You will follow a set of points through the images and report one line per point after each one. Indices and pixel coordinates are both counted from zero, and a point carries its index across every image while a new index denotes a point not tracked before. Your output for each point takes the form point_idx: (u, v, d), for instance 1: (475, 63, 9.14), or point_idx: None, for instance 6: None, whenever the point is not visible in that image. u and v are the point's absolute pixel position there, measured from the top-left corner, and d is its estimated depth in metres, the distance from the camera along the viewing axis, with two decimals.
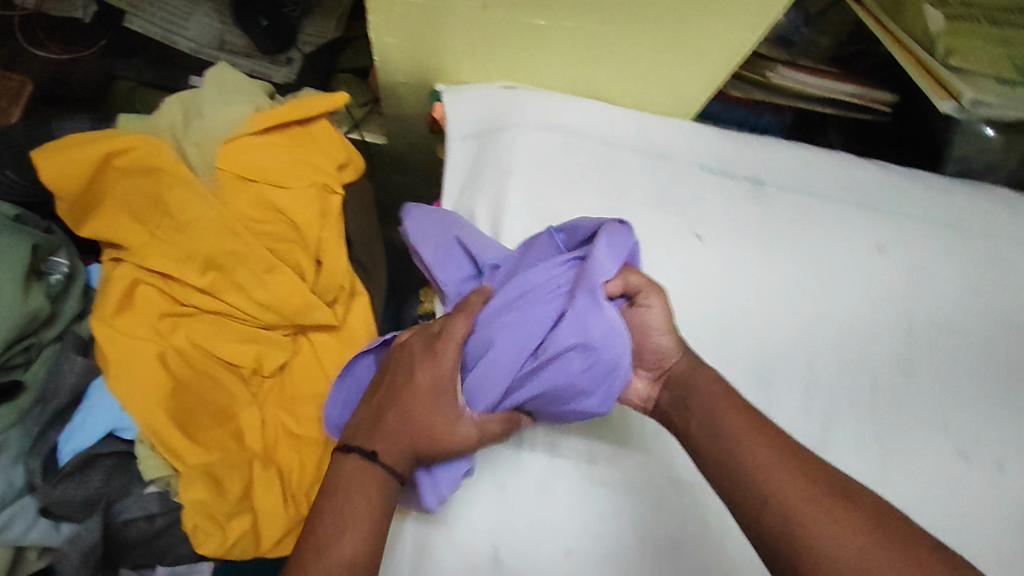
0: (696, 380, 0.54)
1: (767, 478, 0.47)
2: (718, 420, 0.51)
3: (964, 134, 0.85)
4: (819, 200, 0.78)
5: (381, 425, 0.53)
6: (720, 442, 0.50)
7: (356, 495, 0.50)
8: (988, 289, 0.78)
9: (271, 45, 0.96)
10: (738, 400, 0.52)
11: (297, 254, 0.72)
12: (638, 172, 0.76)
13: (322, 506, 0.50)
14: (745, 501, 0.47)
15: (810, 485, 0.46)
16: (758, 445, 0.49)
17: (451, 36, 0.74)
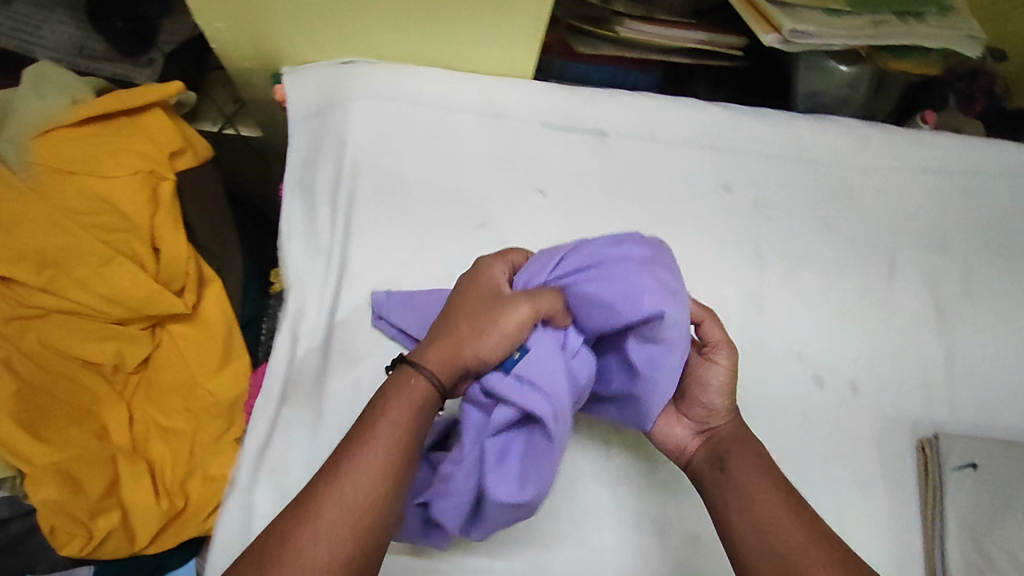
0: (738, 444, 0.60)
1: (794, 546, 0.53)
2: (748, 473, 0.57)
3: (808, 71, 0.86)
4: (666, 145, 0.79)
5: (432, 342, 0.55)
6: (742, 486, 0.57)
7: (399, 410, 0.51)
8: (838, 219, 0.80)
9: (130, 47, 0.93)
10: (767, 465, 0.58)
11: (132, 243, 0.72)
12: (479, 135, 0.76)
13: (369, 421, 0.51)
14: (749, 547, 0.54)
15: (820, 552, 0.53)
16: (767, 503, 0.55)
17: (275, 12, 0.72)
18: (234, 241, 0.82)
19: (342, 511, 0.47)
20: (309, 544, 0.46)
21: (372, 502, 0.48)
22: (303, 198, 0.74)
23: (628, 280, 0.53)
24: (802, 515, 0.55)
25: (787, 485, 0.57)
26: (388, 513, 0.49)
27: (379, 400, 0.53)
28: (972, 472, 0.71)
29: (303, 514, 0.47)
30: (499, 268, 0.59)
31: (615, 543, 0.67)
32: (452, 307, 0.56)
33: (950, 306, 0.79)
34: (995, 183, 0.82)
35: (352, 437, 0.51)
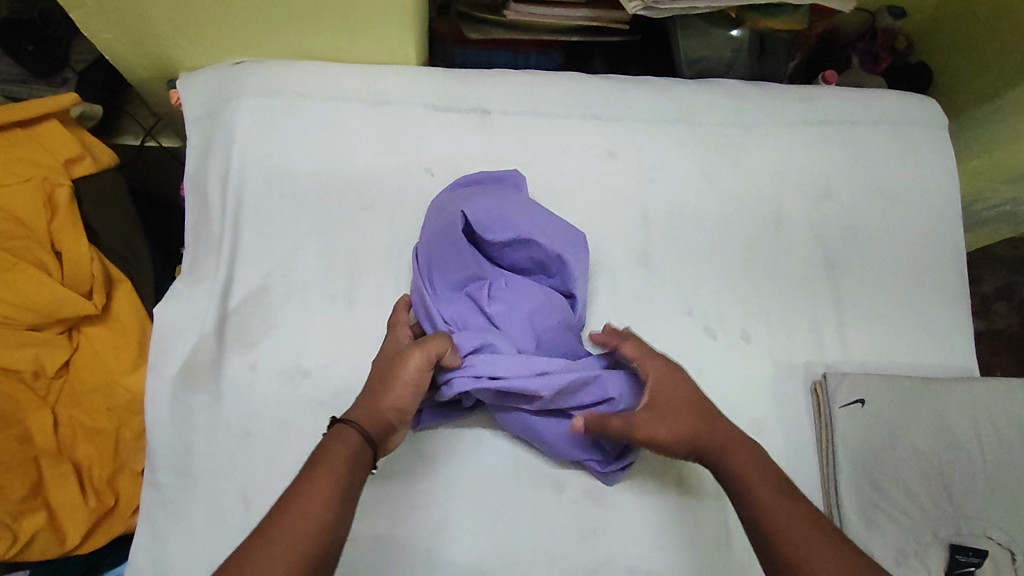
0: (718, 436, 0.59)
1: (784, 529, 0.51)
2: (739, 465, 0.57)
3: (685, 30, 0.91)
4: (547, 118, 0.83)
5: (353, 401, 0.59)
6: (745, 482, 0.56)
7: (338, 450, 0.53)
8: (720, 176, 0.83)
9: (41, 68, 0.96)
10: (762, 462, 0.57)
11: (34, 248, 0.77)
12: (364, 122, 0.80)
13: (312, 465, 0.52)
14: (763, 548, 0.52)
15: (818, 536, 0.50)
16: (770, 499, 0.53)
17: (156, 23, 0.74)
18: (141, 244, 0.86)
19: (300, 534, 0.46)
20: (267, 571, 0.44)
21: (328, 524, 0.48)
22: (199, 196, 0.78)
23: (508, 226, 0.69)
24: (796, 496, 0.54)
25: (781, 478, 0.56)
26: (338, 537, 0.48)
27: (316, 450, 0.53)
28: (860, 408, 0.74)
29: (261, 546, 0.45)
30: (402, 317, 0.67)
31: (512, 499, 0.69)
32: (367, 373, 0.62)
33: (836, 251, 0.83)
34: (870, 131, 0.87)
35: (298, 479, 0.50)
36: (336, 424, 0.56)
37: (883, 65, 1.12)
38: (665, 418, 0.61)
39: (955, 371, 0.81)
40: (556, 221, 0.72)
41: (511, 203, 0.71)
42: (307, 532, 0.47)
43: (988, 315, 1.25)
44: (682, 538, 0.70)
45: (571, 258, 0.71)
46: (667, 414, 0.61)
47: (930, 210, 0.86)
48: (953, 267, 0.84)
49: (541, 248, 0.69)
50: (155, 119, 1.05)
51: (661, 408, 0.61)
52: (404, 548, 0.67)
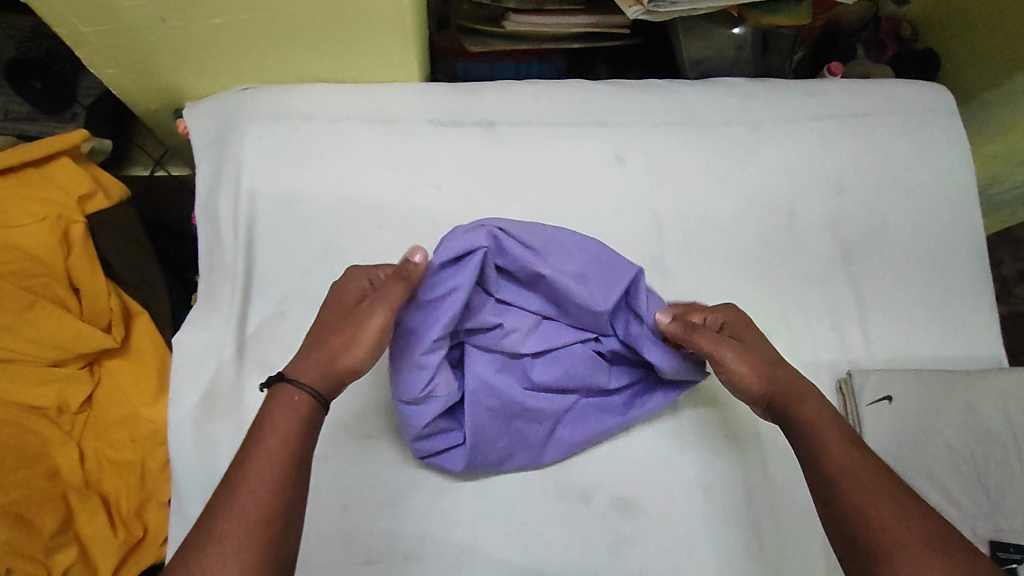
0: (793, 388, 0.61)
1: (849, 470, 0.53)
2: (810, 416, 0.58)
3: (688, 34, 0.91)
4: (553, 127, 0.82)
5: (307, 359, 0.57)
6: (811, 432, 0.57)
7: (284, 421, 0.52)
8: (731, 174, 0.82)
9: (50, 104, 0.98)
10: (832, 417, 0.58)
11: (52, 286, 0.78)
12: (370, 141, 0.80)
13: (252, 441, 0.51)
14: (825, 485, 0.53)
15: (885, 479, 0.52)
16: (835, 447, 0.55)
17: (160, 56, 0.75)
18: (158, 277, 0.87)
19: (249, 508, 0.47)
20: (224, 555, 0.45)
21: (274, 494, 0.48)
22: (210, 225, 0.79)
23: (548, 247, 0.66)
24: (863, 445, 0.55)
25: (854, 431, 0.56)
26: (292, 502, 0.49)
27: (260, 422, 0.52)
28: (888, 405, 0.73)
29: (213, 524, 0.46)
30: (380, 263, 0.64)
31: (537, 514, 0.68)
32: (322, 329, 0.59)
33: (853, 245, 0.82)
34: (880, 123, 0.86)
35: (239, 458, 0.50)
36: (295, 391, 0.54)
37: (889, 52, 1.11)
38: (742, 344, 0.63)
39: (982, 362, 0.79)
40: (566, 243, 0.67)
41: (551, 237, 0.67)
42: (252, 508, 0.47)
43: (1010, 298, 1.23)
44: (712, 546, 0.69)
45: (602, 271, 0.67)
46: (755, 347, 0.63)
47: (947, 199, 0.84)
48: (973, 255, 0.83)
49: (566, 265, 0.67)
50: (163, 148, 1.03)
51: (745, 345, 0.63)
52: (433, 568, 0.66)
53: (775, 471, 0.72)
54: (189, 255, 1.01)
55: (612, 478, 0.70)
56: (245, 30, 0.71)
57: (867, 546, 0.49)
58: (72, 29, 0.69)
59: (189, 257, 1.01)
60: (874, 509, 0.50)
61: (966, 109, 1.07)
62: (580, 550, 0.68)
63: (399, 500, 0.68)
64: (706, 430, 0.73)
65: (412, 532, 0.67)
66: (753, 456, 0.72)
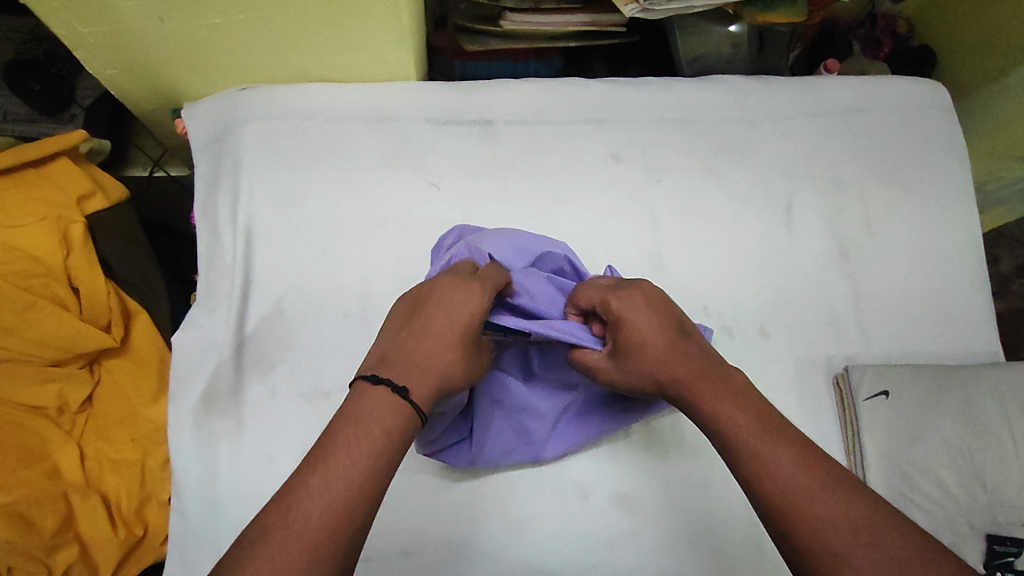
0: (688, 376, 0.56)
1: (768, 464, 0.48)
2: (717, 409, 0.53)
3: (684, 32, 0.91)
4: (549, 125, 0.83)
5: (420, 373, 0.53)
6: (719, 433, 0.52)
7: (377, 420, 0.48)
8: (727, 171, 0.83)
9: (49, 105, 0.99)
10: (742, 404, 0.53)
11: (52, 286, 0.78)
12: (368, 140, 0.80)
13: (337, 438, 0.46)
14: (750, 491, 0.48)
15: (807, 471, 0.47)
16: (748, 438, 0.50)
17: (159, 56, 0.75)
18: (157, 275, 0.88)
19: (325, 508, 0.42)
20: (287, 553, 0.40)
21: (348, 508, 0.43)
22: (209, 224, 0.79)
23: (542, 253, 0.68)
24: (778, 433, 0.50)
25: (771, 416, 0.52)
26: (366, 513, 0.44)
27: (348, 419, 0.48)
28: (884, 399, 0.74)
29: (283, 516, 0.42)
30: (493, 274, 0.60)
31: (536, 511, 0.69)
32: (439, 346, 0.55)
33: (849, 241, 0.82)
34: (876, 119, 0.86)
35: (321, 448, 0.46)
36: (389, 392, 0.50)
37: (886, 49, 1.11)
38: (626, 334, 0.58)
39: (979, 357, 0.80)
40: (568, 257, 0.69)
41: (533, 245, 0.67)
42: (328, 508, 0.43)
43: (1007, 294, 1.23)
44: (711, 541, 0.69)
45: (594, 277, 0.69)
46: (647, 333, 0.58)
47: (943, 195, 0.85)
48: (970, 251, 0.83)
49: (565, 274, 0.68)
50: (162, 149, 1.03)
51: (624, 335, 0.58)
52: (433, 564, 0.67)
53: None
54: (188, 256, 1.01)
55: (611, 474, 0.70)
56: (242, 30, 0.72)
57: (803, 554, 0.44)
58: (71, 30, 0.69)
59: (189, 257, 1.01)
60: (805, 511, 0.45)
61: (963, 106, 1.08)
62: (578, 546, 0.68)
63: (399, 497, 0.68)
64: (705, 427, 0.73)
65: (414, 529, 0.67)
66: None
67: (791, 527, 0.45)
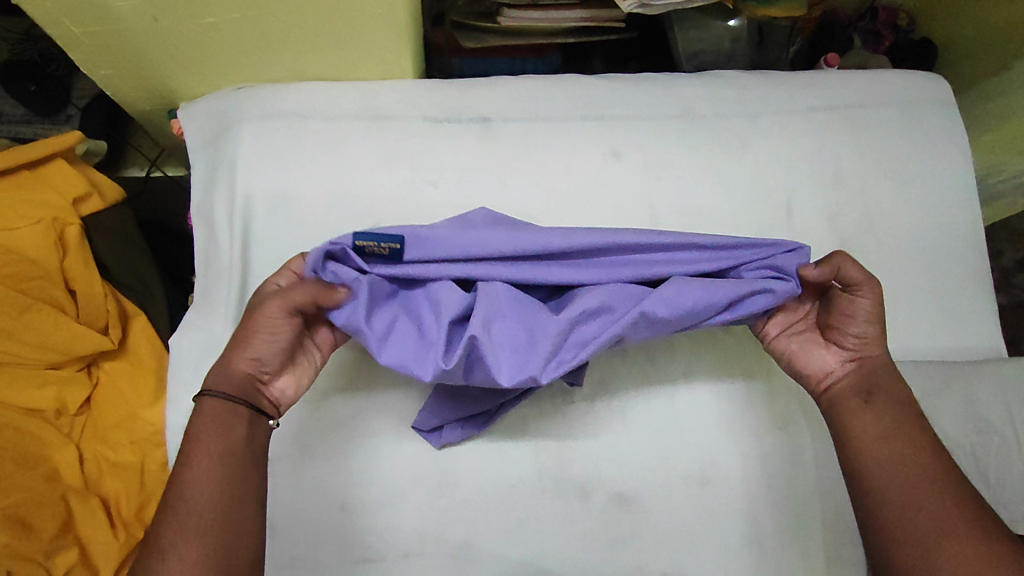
0: (887, 372, 0.61)
1: (911, 476, 0.55)
2: (896, 422, 0.58)
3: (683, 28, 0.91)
4: (549, 122, 0.82)
5: (221, 365, 0.58)
6: (883, 432, 0.58)
7: (214, 440, 0.54)
8: (727, 168, 0.82)
9: (45, 107, 0.98)
10: (913, 415, 0.58)
11: (48, 288, 0.78)
12: (366, 139, 0.80)
13: (186, 459, 0.54)
14: (876, 483, 0.56)
15: (946, 495, 0.54)
16: (912, 450, 0.56)
17: (153, 56, 0.75)
18: (153, 278, 0.88)
19: (194, 534, 0.50)
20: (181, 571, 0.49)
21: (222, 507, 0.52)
22: (206, 225, 0.79)
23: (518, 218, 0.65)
24: (937, 456, 0.56)
25: (930, 436, 0.58)
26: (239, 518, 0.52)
27: (192, 437, 0.55)
28: None
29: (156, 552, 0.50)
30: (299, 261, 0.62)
31: (537, 510, 0.68)
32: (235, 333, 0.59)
33: (851, 236, 0.81)
34: (877, 114, 0.86)
35: (171, 485, 0.53)
36: (207, 404, 0.56)
37: (886, 43, 1.10)
38: (868, 317, 0.60)
39: (980, 353, 0.79)
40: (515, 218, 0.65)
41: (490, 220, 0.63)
42: (197, 535, 0.51)
43: (1010, 288, 1.22)
44: (713, 538, 0.69)
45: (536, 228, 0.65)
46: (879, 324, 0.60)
47: (944, 189, 0.84)
48: (971, 245, 0.83)
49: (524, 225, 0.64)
50: (159, 149, 1.03)
51: (858, 317, 0.60)
52: (435, 564, 0.66)
53: (775, 464, 0.72)
54: (183, 257, 1.00)
55: (613, 472, 0.70)
56: (238, 29, 0.71)
57: (906, 541, 0.53)
58: (64, 30, 0.69)
59: (185, 259, 1.00)
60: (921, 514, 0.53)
61: (965, 99, 1.07)
62: (579, 543, 0.68)
63: (400, 498, 0.68)
64: (706, 425, 0.72)
65: (415, 528, 0.67)
66: (752, 451, 0.72)
67: (908, 524, 0.53)
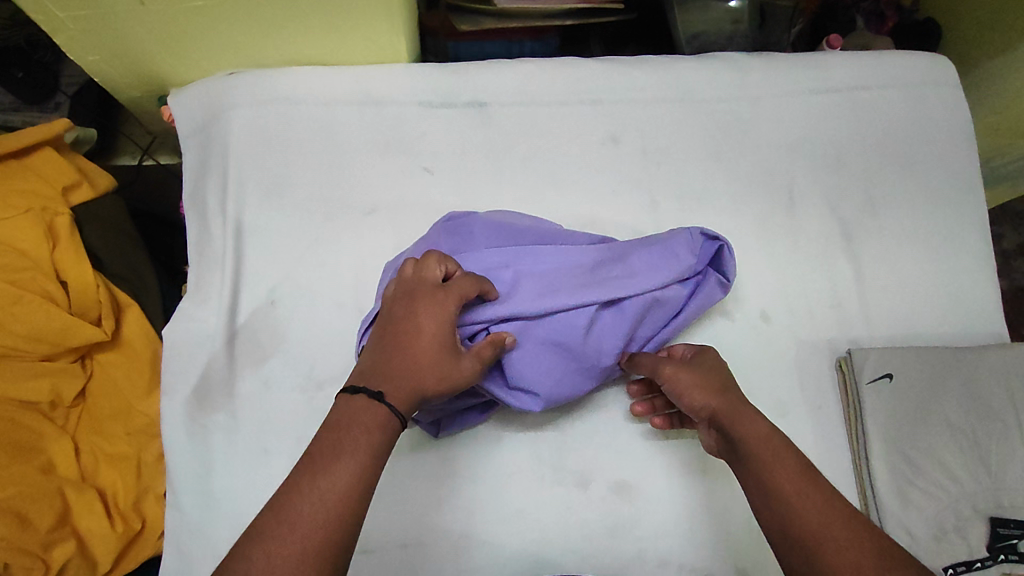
0: (739, 418, 0.56)
1: (797, 517, 0.48)
2: (765, 469, 0.52)
3: None
4: (545, 106, 0.81)
5: (400, 372, 0.52)
6: (760, 480, 0.52)
7: (364, 422, 0.49)
8: (727, 152, 0.81)
9: (35, 94, 0.98)
10: (778, 446, 0.53)
11: (38, 279, 0.77)
12: (360, 124, 0.78)
13: (337, 431, 0.48)
14: (779, 535, 0.49)
15: (836, 528, 0.47)
16: (785, 480, 0.50)
17: (141, 40, 0.73)
18: (144, 263, 0.87)
19: (314, 519, 0.44)
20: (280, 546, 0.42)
21: (344, 501, 0.45)
22: (198, 214, 0.78)
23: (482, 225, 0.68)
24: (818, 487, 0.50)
25: (802, 462, 0.52)
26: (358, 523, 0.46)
27: (345, 413, 0.50)
28: (888, 382, 0.71)
29: (276, 521, 0.43)
30: (467, 284, 0.58)
31: (535, 500, 0.68)
32: (409, 340, 0.54)
33: (853, 221, 0.80)
34: (880, 96, 0.84)
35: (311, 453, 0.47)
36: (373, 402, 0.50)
37: (890, 24, 1.08)
38: (696, 386, 0.59)
39: (983, 339, 0.78)
40: (488, 225, 0.68)
41: (482, 233, 0.67)
42: (319, 519, 0.44)
43: (1010, 272, 1.20)
44: (711, 526, 0.69)
45: (505, 230, 0.68)
46: (710, 381, 0.59)
47: (947, 174, 0.83)
48: (974, 230, 0.81)
49: (505, 231, 0.67)
50: (151, 137, 1.02)
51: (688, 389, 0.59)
52: (432, 556, 0.66)
53: None
54: (178, 246, 0.98)
55: (615, 458, 0.70)
56: (226, 12, 0.69)
57: None
58: (48, 15, 0.67)
59: (179, 247, 0.99)
60: (822, 542, 0.46)
61: (969, 80, 1.05)
62: (578, 531, 0.68)
63: (398, 488, 0.68)
64: None
65: (415, 517, 0.67)
66: None
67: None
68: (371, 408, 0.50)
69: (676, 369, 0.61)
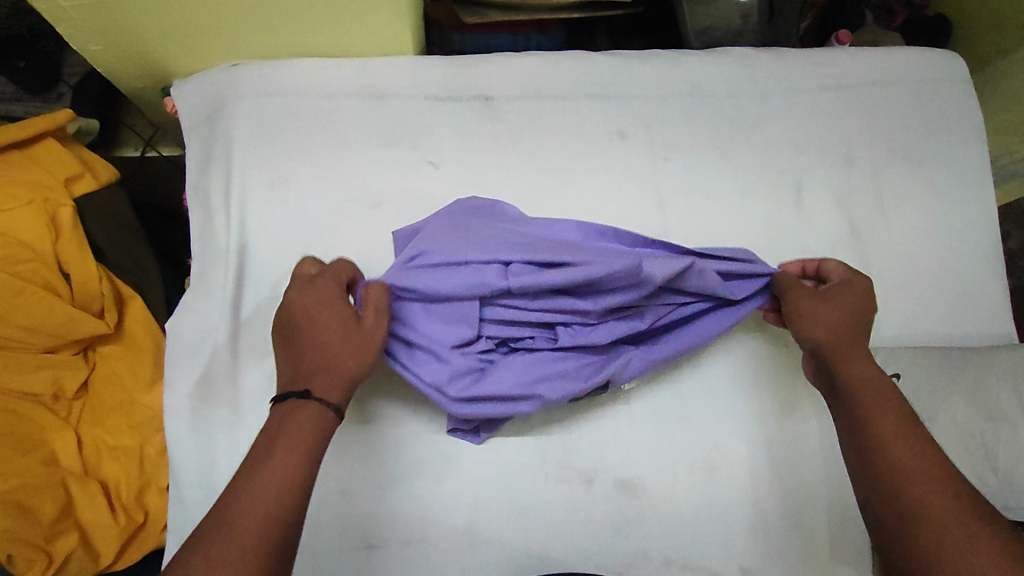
0: (848, 353, 0.55)
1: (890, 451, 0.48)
2: (868, 408, 0.51)
3: None
4: (551, 100, 0.80)
5: (314, 368, 0.52)
6: (862, 414, 0.51)
7: (290, 433, 0.49)
8: (735, 148, 0.80)
9: (38, 84, 0.97)
10: (886, 392, 0.52)
11: (41, 270, 0.76)
12: (364, 118, 0.78)
13: (268, 437, 0.49)
14: (863, 466, 0.49)
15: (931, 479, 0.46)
16: (887, 423, 0.50)
17: (144, 30, 0.72)
18: (147, 256, 0.86)
19: (242, 531, 0.44)
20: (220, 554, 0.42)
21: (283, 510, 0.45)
22: (201, 207, 0.77)
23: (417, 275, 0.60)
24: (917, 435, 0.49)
25: (908, 411, 0.51)
26: (290, 543, 0.45)
27: (274, 422, 0.50)
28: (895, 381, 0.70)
29: (196, 546, 0.43)
30: (341, 264, 0.60)
31: (539, 497, 0.68)
32: (306, 334, 0.54)
33: (861, 219, 0.80)
34: (889, 93, 0.83)
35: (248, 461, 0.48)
36: (303, 402, 0.50)
37: (898, 20, 1.07)
38: (814, 319, 0.58)
39: (989, 339, 0.78)
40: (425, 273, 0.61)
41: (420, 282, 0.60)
42: (248, 537, 0.44)
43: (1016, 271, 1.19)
44: (716, 525, 0.68)
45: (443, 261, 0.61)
46: (833, 313, 0.58)
47: (956, 173, 0.82)
48: (983, 229, 0.81)
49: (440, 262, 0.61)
50: (153, 128, 1.04)
51: (810, 316, 0.58)
52: (436, 551, 0.66)
53: (780, 450, 0.71)
54: (181, 237, 0.97)
55: (621, 456, 0.69)
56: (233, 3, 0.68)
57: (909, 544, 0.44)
58: (52, 4, 0.67)
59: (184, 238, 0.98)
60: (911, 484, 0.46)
61: (977, 78, 1.04)
62: (582, 529, 0.67)
63: (402, 483, 0.67)
64: (712, 412, 0.71)
65: (419, 512, 0.67)
66: (757, 438, 0.71)
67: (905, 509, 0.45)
68: (303, 407, 0.50)
69: (806, 298, 0.60)
